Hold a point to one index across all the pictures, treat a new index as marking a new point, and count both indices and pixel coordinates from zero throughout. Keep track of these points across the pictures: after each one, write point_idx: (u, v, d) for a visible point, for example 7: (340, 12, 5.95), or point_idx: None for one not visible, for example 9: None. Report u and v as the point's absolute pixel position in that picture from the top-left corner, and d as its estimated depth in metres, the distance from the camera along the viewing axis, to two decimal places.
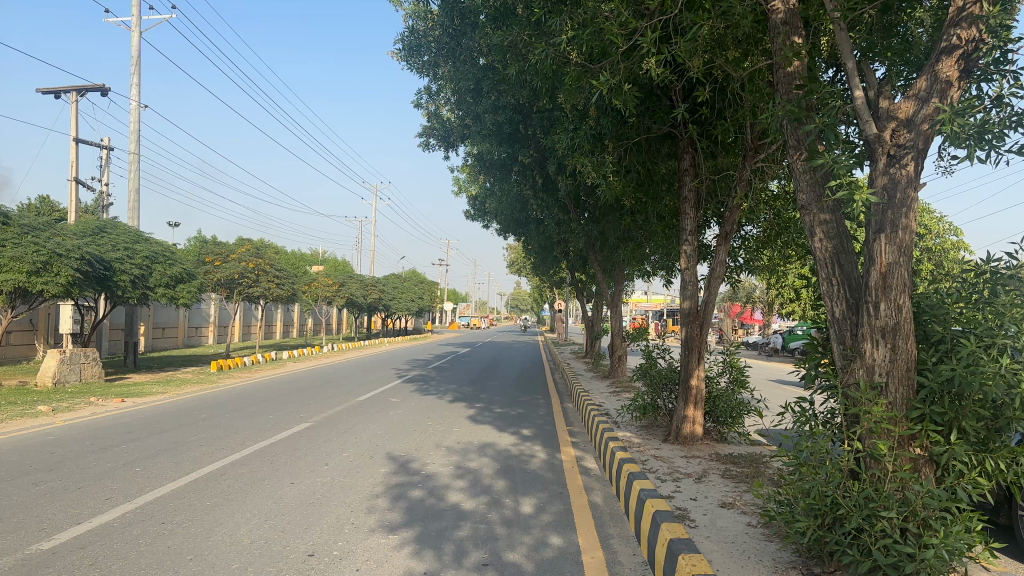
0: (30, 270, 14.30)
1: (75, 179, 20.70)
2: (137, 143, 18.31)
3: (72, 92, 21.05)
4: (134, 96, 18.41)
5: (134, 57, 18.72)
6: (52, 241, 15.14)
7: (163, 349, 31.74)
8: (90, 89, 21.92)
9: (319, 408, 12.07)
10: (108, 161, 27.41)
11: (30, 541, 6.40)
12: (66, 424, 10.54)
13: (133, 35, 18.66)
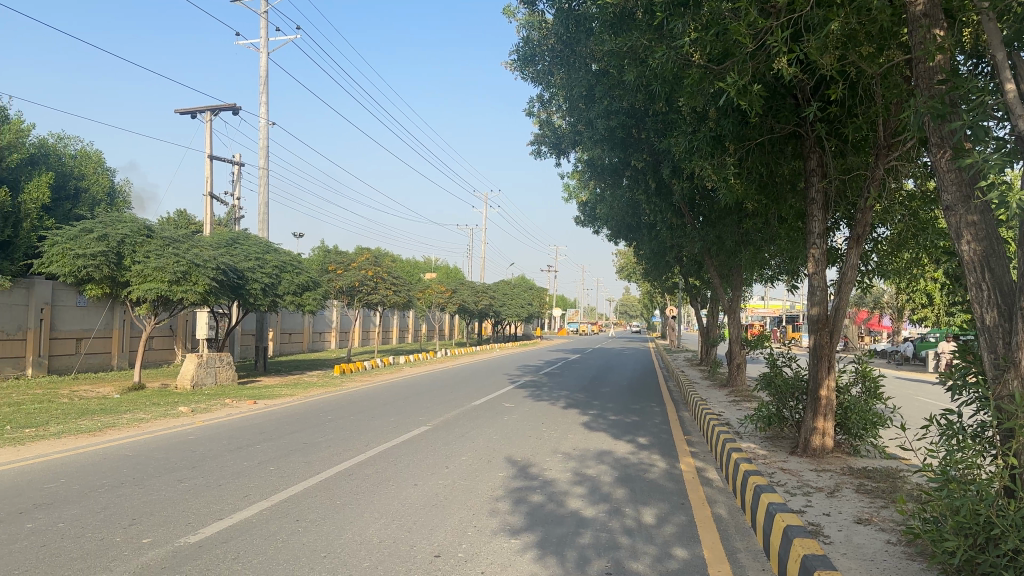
0: (171, 279, 15.23)
1: (211, 193, 21.99)
2: (266, 158, 19.25)
3: (207, 112, 22.35)
4: (263, 113, 19.36)
5: (262, 76, 19.70)
6: (190, 251, 16.10)
7: (290, 354, 33.31)
8: (222, 108, 23.23)
9: (437, 412, 12.30)
10: (238, 176, 28.97)
11: (179, 534, 6.82)
12: (204, 424, 11.20)
13: (261, 56, 19.65)
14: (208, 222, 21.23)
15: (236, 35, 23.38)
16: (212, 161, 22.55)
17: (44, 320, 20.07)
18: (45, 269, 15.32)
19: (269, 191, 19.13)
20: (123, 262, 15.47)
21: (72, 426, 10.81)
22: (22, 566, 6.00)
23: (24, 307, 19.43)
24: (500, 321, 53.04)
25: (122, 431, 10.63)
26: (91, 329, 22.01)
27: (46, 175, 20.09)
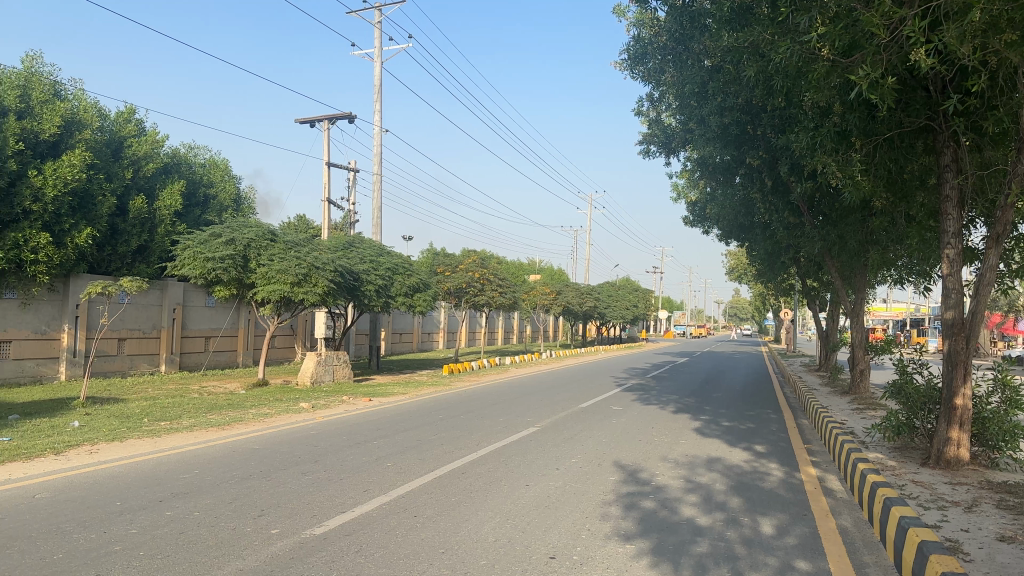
0: (294, 281, 15.93)
1: (327, 199, 22.83)
2: (380, 164, 19.83)
3: (324, 121, 23.21)
4: (377, 121, 19.96)
5: (376, 85, 20.32)
6: (311, 255, 16.78)
7: (400, 353, 34.24)
8: (338, 117, 24.07)
9: (546, 413, 12.36)
10: (353, 182, 29.98)
11: (304, 526, 7.11)
12: (324, 419, 11.66)
13: (375, 66, 20.28)
14: (325, 226, 22.08)
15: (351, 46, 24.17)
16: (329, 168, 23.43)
17: (177, 319, 21.38)
18: (179, 272, 16.30)
19: (382, 196, 19.71)
20: (249, 265, 16.30)
21: (203, 420, 11.47)
22: (164, 551, 6.39)
23: (160, 307, 20.77)
24: (604, 322, 52.78)
25: (248, 425, 11.18)
26: (220, 328, 23.31)
27: (178, 184, 21.35)
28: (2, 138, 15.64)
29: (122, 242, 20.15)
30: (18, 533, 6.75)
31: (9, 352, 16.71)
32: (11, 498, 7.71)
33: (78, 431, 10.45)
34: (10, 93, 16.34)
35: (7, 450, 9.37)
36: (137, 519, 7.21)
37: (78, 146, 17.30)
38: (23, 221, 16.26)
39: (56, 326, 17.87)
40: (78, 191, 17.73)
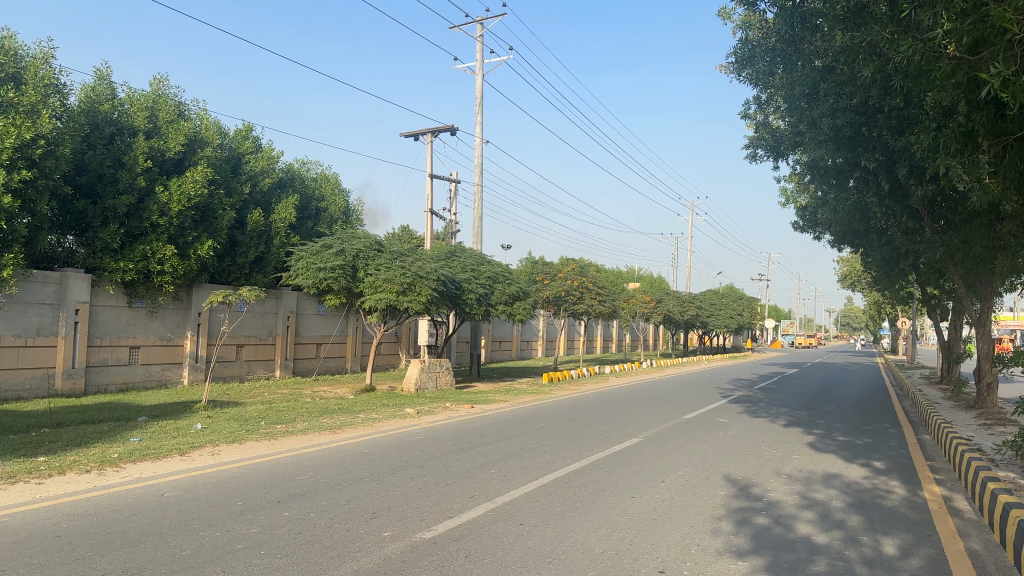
0: (399, 289, 16.32)
1: (430, 209, 23.32)
2: (481, 175, 20.12)
3: (427, 134, 23.75)
4: (478, 133, 20.28)
5: (478, 96, 20.66)
6: (415, 264, 17.16)
7: (501, 361, 34.59)
8: (441, 129, 24.59)
9: (650, 423, 12.20)
10: (455, 192, 30.52)
11: (415, 530, 7.27)
12: (429, 425, 11.90)
13: (477, 78, 20.64)
14: (427, 235, 22.55)
15: (455, 59, 24.70)
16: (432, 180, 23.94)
17: (290, 327, 22.33)
18: (292, 282, 17.02)
19: (483, 206, 20.00)
20: (357, 274, 16.85)
21: (315, 424, 11.91)
22: (283, 551, 6.65)
23: (274, 315, 21.76)
24: (706, 330, 51.73)
25: (358, 430, 11.54)
26: (329, 335, 24.18)
27: (292, 197, 22.23)
28: (132, 157, 16.76)
29: (241, 253, 21.16)
30: (151, 529, 7.18)
31: (138, 357, 17.92)
32: (144, 495, 8.23)
33: (201, 433, 11.05)
34: (139, 114, 17.47)
35: (139, 449, 10.01)
36: (259, 519, 7.54)
37: (200, 163, 18.29)
38: (151, 234, 17.31)
39: (180, 333, 19.10)
40: (200, 205, 18.74)
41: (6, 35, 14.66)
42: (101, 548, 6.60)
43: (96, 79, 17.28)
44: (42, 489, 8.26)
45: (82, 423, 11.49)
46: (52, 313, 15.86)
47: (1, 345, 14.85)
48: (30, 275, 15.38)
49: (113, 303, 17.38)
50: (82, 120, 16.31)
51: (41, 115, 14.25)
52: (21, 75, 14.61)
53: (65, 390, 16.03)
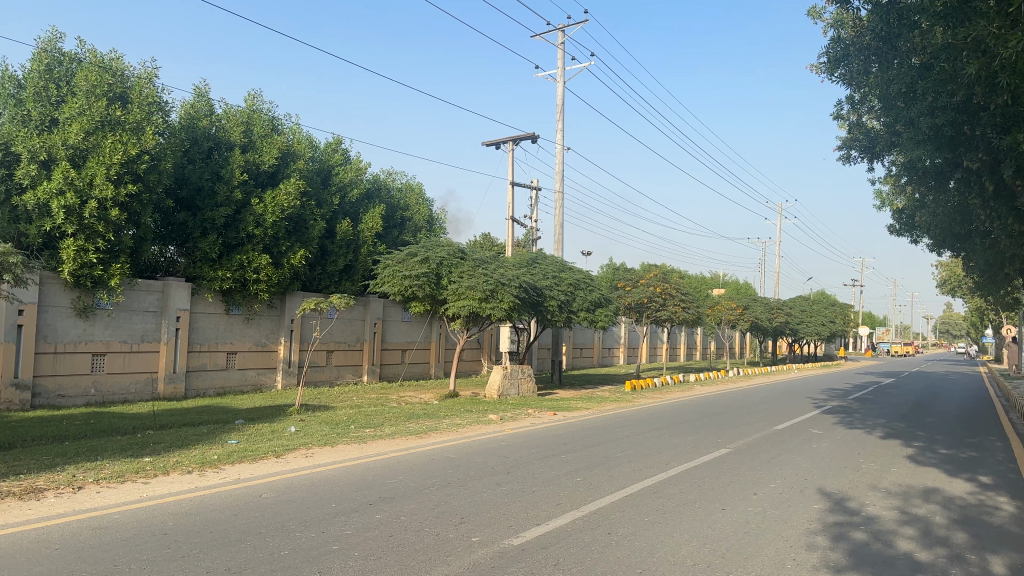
0: (481, 296, 16.42)
1: (511, 217, 23.48)
2: (563, 182, 20.13)
3: (509, 142, 23.94)
4: (560, 140, 20.31)
5: (559, 104, 20.70)
6: (498, 271, 17.24)
7: (582, 368, 34.48)
8: (523, 137, 24.73)
9: (738, 434, 11.93)
10: (536, 199, 30.60)
11: (503, 536, 7.31)
12: (513, 431, 11.96)
13: (558, 85, 20.68)
14: (509, 242, 22.67)
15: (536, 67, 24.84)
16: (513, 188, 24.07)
17: (377, 333, 22.87)
18: (378, 289, 17.44)
19: (564, 213, 20.02)
20: (441, 282, 17.14)
21: (402, 428, 12.14)
22: (376, 553, 6.78)
23: (362, 321, 22.33)
24: (793, 337, 50.29)
25: (444, 435, 11.70)
26: (413, 342, 24.62)
27: (379, 207, 22.71)
28: (229, 170, 17.44)
29: (331, 261, 21.76)
30: (251, 528, 7.46)
31: (235, 362, 18.69)
32: (243, 495, 8.55)
33: (294, 436, 11.41)
34: (235, 129, 18.18)
35: (236, 451, 10.42)
36: (352, 521, 7.72)
37: (293, 174, 18.72)
38: (247, 244, 17.98)
39: (273, 339, 19.80)
40: (293, 216, 19.33)
41: (114, 57, 15.53)
42: (204, 547, 6.88)
43: (196, 96, 18.13)
44: (149, 488, 8.68)
45: (184, 425, 12.03)
46: (155, 320, 16.69)
47: (109, 350, 15.72)
48: (136, 283, 16.24)
49: (212, 310, 18.16)
50: (183, 136, 17.12)
51: (146, 131, 15.02)
52: (128, 94, 15.42)
53: (167, 393, 16.84)
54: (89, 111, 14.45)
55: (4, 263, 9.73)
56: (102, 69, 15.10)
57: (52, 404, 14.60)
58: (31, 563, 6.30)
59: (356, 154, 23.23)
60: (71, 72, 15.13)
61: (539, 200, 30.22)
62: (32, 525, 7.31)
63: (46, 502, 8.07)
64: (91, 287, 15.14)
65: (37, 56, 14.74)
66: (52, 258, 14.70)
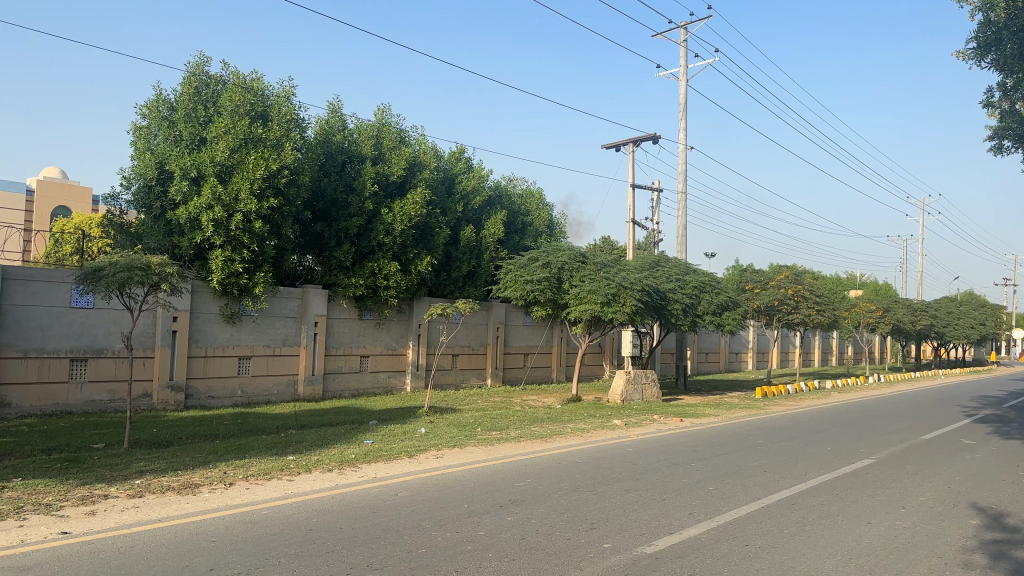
0: (603, 300, 16.28)
1: (632, 220, 23.28)
2: (686, 182, 19.77)
3: (629, 144, 23.74)
4: (682, 139, 19.96)
5: (682, 103, 20.34)
6: (620, 275, 17.08)
7: (708, 373, 33.73)
8: (644, 139, 24.46)
9: (880, 443, 11.31)
10: (657, 201, 30.18)
11: (636, 543, 7.23)
12: (640, 437, 11.84)
13: (681, 84, 20.32)
14: (630, 245, 22.48)
15: (657, 67, 24.50)
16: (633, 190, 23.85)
17: (500, 337, 23.24)
18: (501, 294, 17.73)
19: (687, 214, 19.67)
20: (563, 286, 17.22)
21: (528, 431, 12.26)
22: (511, 555, 6.87)
23: (485, 325, 22.74)
24: (937, 340, 47.26)
25: (569, 439, 11.73)
26: (535, 346, 24.84)
27: (501, 213, 22.99)
28: (361, 182, 18.15)
29: (455, 267, 22.29)
30: (390, 526, 7.73)
31: (367, 365, 19.44)
32: (380, 494, 8.88)
33: (424, 437, 11.75)
34: (366, 142, 18.86)
35: (372, 451, 10.84)
36: (485, 522, 7.86)
37: (420, 185, 19.21)
38: (378, 252, 18.62)
39: (402, 344, 20.49)
40: (421, 224, 19.86)
41: (254, 78, 16.48)
42: (347, 543, 7.18)
43: (330, 113, 18.99)
44: (294, 485, 9.15)
45: (322, 426, 12.60)
46: (295, 325, 17.65)
47: (254, 354, 16.74)
48: (277, 291, 17.22)
49: (346, 315, 19.00)
50: (318, 150, 17.98)
51: (285, 147, 15.83)
52: (268, 112, 16.31)
53: (306, 395, 17.74)
54: (233, 129, 15.39)
55: (164, 273, 10.63)
56: (244, 90, 16.04)
57: (203, 404, 15.66)
58: (193, 553, 6.77)
59: (478, 163, 23.60)
60: (217, 94, 16.16)
61: (661, 201, 29.75)
62: (192, 518, 7.86)
63: (203, 497, 8.67)
64: (238, 295, 16.16)
65: (187, 80, 15.84)
66: (203, 268, 15.85)
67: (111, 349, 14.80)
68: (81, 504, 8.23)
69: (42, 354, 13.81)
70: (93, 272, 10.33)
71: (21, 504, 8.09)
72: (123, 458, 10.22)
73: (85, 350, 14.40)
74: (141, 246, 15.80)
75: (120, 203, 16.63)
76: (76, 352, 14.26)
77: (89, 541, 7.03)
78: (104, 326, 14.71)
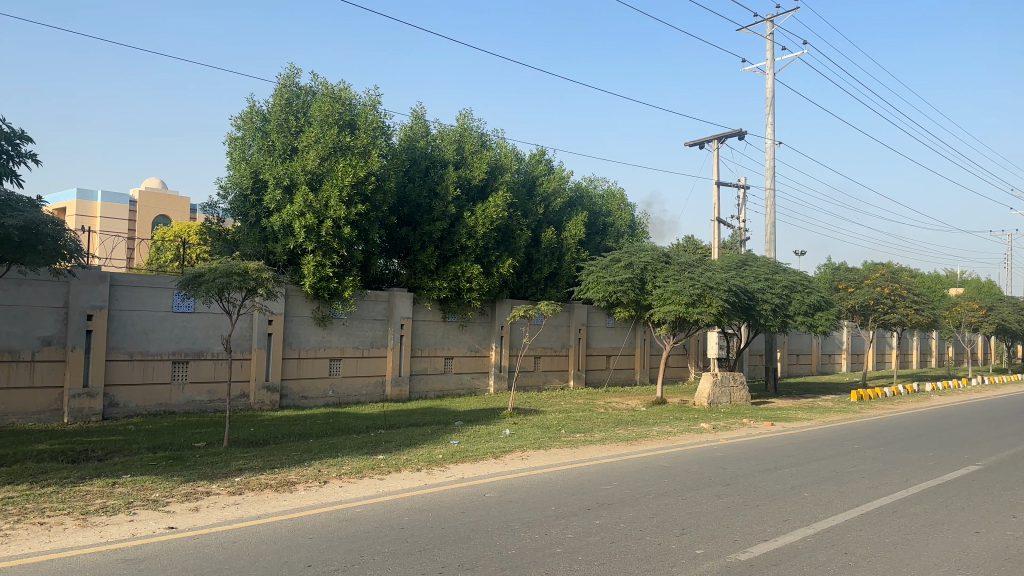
0: (689, 301, 16.01)
1: (717, 218, 22.82)
2: (774, 179, 19.27)
3: (714, 141, 23.28)
4: (770, 134, 19.48)
5: (769, 98, 19.84)
6: (706, 275, 16.77)
7: (799, 375, 32.77)
8: (729, 135, 23.95)
9: (988, 449, 10.73)
10: (743, 198, 29.49)
11: (729, 549, 7.07)
12: (729, 441, 11.59)
13: (768, 78, 19.82)
14: (715, 244, 22.05)
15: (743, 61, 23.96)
16: (718, 188, 23.38)
17: (581, 339, 23.17)
18: (584, 296, 17.69)
19: (776, 212, 19.16)
20: (646, 287, 17.05)
21: (613, 434, 12.16)
22: (600, 558, 6.82)
23: (568, 327, 22.73)
24: None
25: (656, 442, 11.59)
26: (619, 348, 24.67)
27: (582, 214, 22.90)
28: (444, 187, 18.40)
29: (537, 269, 22.35)
30: (479, 527, 7.79)
31: (452, 366, 19.70)
32: (469, 494, 8.97)
33: (509, 438, 11.82)
34: (449, 147, 19.11)
35: (458, 451, 10.98)
36: (573, 525, 7.83)
37: (501, 188, 19.33)
38: (461, 255, 18.83)
39: (485, 345, 20.68)
40: (502, 227, 19.99)
41: (342, 88, 16.91)
42: (439, 542, 7.27)
43: (413, 119, 19.33)
44: (385, 484, 9.35)
45: (409, 426, 12.84)
46: (382, 328, 18.04)
47: (344, 355, 17.20)
48: (365, 294, 17.64)
49: (431, 318, 19.32)
50: (403, 156, 18.34)
51: (372, 154, 16.19)
52: (356, 121, 16.69)
53: (393, 396, 18.11)
54: (323, 139, 15.86)
55: (259, 278, 10.93)
56: (333, 100, 16.48)
57: (297, 404, 16.18)
58: (291, 550, 6.98)
59: (559, 164, 23.57)
60: (307, 104, 16.66)
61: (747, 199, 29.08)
62: (290, 515, 8.13)
63: (299, 494, 8.95)
64: (328, 298, 16.63)
65: (279, 92, 16.41)
66: (296, 273, 16.40)
67: (210, 351, 15.48)
68: (186, 500, 8.61)
69: (148, 356, 14.54)
70: (194, 279, 10.82)
71: (130, 499, 8.53)
72: (223, 457, 10.65)
73: (187, 352, 15.11)
74: (238, 252, 16.29)
75: (217, 212, 17.37)
76: (178, 355, 14.98)
77: (195, 535, 7.35)
78: (203, 329, 15.39)
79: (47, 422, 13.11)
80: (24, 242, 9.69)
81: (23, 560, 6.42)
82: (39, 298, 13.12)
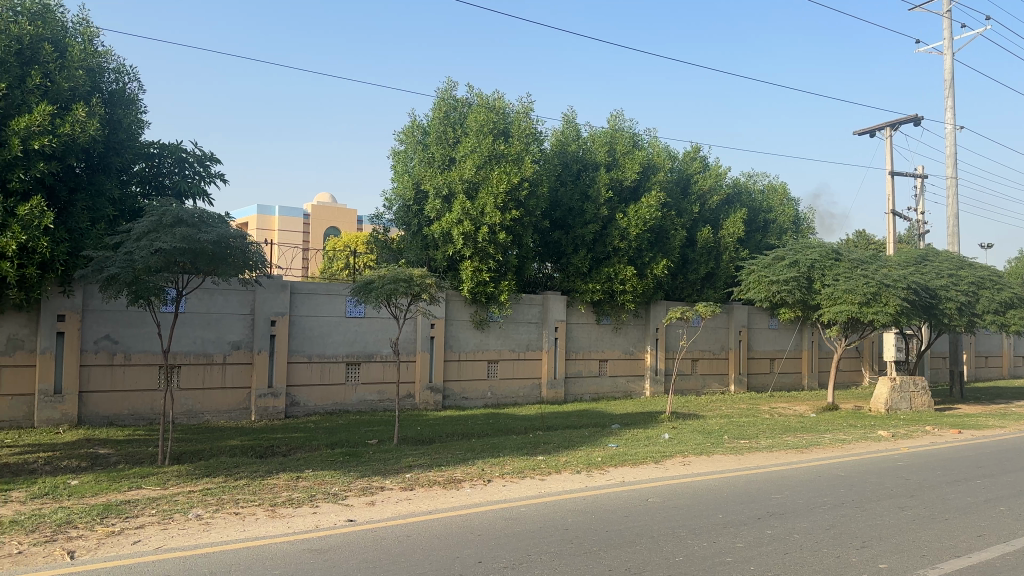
0: (861, 301, 15.10)
1: (892, 211, 21.36)
2: (956, 166, 17.81)
3: (886, 129, 21.84)
4: (950, 119, 18.01)
5: (948, 80, 18.36)
6: (880, 272, 15.73)
7: (989, 380, 29.99)
8: (903, 121, 22.36)
9: None
10: (920, 189, 27.42)
11: (917, 565, 6.59)
12: (911, 450, 10.81)
13: (946, 59, 18.35)
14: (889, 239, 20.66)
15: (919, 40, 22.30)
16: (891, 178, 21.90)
17: (741, 340, 22.44)
18: (743, 296, 17.14)
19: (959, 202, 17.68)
20: (813, 286, 16.27)
21: (781, 441, 11.69)
22: (773, 568, 6.57)
23: (726, 329, 22.08)
24: None
25: (828, 450, 11.02)
26: (782, 350, 23.66)
27: (740, 212, 22.15)
28: (596, 190, 18.41)
29: (692, 270, 21.91)
30: (644, 531, 7.72)
31: (607, 369, 19.68)
32: (631, 498, 8.91)
33: (669, 443, 11.64)
34: (600, 149, 19.11)
35: (619, 454, 10.95)
36: (742, 534, 7.59)
37: (654, 188, 19.09)
38: (614, 257, 18.78)
39: (640, 347, 20.48)
40: (656, 228, 19.75)
41: (496, 98, 17.32)
42: (603, 545, 7.27)
43: (565, 124, 19.51)
44: (548, 485, 9.48)
45: (568, 428, 12.95)
46: (537, 330, 18.31)
47: (502, 358, 17.61)
48: (521, 297, 17.98)
49: (586, 320, 19.39)
50: (556, 161, 18.56)
51: (525, 161, 16.50)
52: (509, 129, 17.04)
53: (550, 398, 18.34)
54: (479, 148, 16.31)
55: (423, 285, 11.42)
56: (487, 109, 16.90)
57: (459, 404, 16.75)
58: (460, 545, 7.23)
59: (714, 162, 22.94)
60: (464, 115, 17.21)
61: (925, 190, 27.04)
62: (459, 512, 8.42)
63: (466, 492, 9.26)
64: (486, 302, 17.08)
65: (437, 105, 17.07)
66: (455, 278, 16.99)
67: (378, 353, 16.33)
68: (363, 495, 9.13)
69: (324, 359, 15.55)
70: (366, 286, 11.45)
71: (313, 493, 9.15)
72: (394, 454, 11.21)
73: (358, 355, 16.01)
74: (403, 260, 17.12)
75: (383, 223, 18.34)
76: (351, 357, 15.90)
77: (372, 528, 7.76)
78: (372, 333, 16.25)
79: (237, 420, 14.32)
80: (218, 255, 10.62)
81: (224, 546, 7.03)
82: (228, 305, 14.33)
